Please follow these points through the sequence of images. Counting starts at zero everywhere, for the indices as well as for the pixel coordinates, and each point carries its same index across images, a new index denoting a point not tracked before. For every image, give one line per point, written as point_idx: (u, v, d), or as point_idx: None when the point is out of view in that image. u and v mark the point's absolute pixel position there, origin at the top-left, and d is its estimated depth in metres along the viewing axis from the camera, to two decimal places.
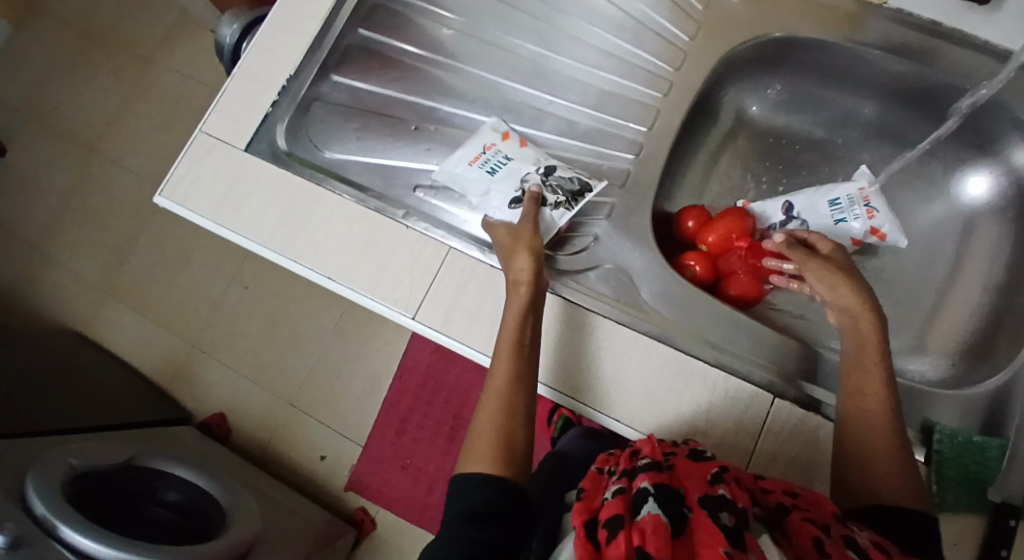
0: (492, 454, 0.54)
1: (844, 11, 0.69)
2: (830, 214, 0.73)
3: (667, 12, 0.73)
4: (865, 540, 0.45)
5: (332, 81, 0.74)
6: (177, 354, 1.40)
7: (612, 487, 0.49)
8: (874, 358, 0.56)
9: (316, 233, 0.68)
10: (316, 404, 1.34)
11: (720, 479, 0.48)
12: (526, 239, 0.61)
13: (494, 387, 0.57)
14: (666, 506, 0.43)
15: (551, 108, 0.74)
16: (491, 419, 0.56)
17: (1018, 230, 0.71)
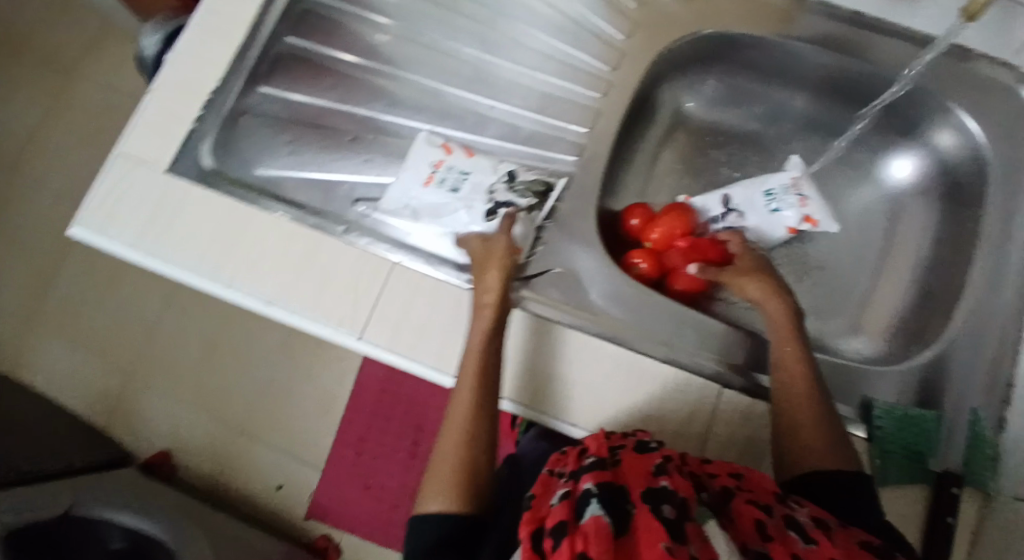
0: (449, 491, 0.56)
1: (777, 9, 0.70)
2: (766, 205, 0.77)
3: (603, 12, 0.72)
4: (801, 517, 0.48)
5: (260, 93, 0.71)
6: (115, 389, 1.31)
7: (559, 490, 0.49)
8: (788, 335, 0.61)
9: (250, 256, 0.65)
10: (270, 430, 1.28)
11: (663, 470, 0.49)
12: (498, 257, 0.61)
13: (457, 418, 0.58)
14: (610, 507, 0.43)
15: (493, 112, 0.72)
16: (452, 453, 0.58)
17: (939, 211, 0.74)
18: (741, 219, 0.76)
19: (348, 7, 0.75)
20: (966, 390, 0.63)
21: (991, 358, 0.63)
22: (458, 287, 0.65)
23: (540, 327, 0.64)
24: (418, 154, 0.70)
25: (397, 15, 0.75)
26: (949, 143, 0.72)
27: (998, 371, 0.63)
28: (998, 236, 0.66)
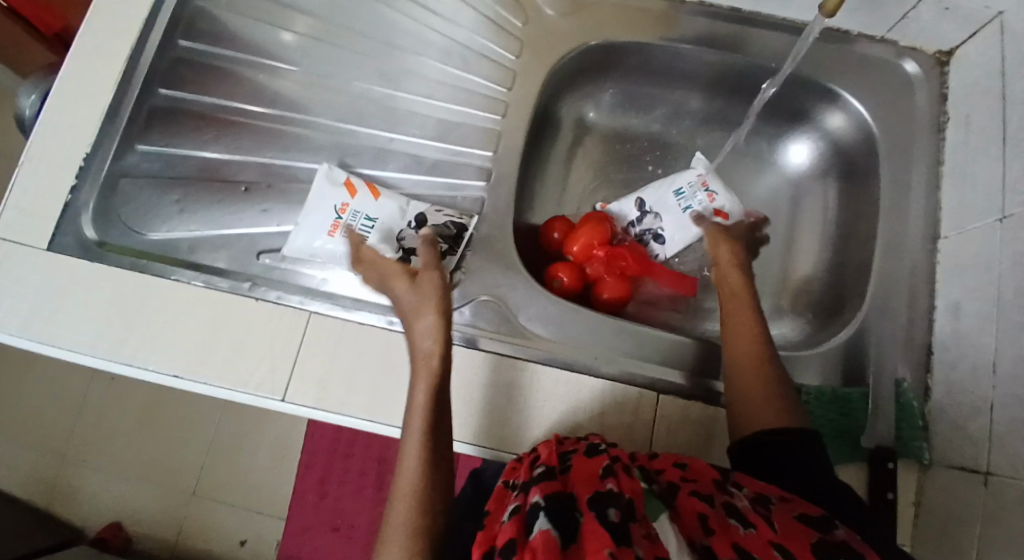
0: (408, 555, 0.43)
1: (654, 13, 0.72)
2: (676, 205, 0.76)
3: (488, 33, 0.72)
4: (744, 503, 0.45)
5: (139, 152, 0.68)
6: (44, 474, 1.20)
7: (509, 506, 0.44)
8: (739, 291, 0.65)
9: (152, 326, 0.61)
10: (225, 486, 1.20)
11: (611, 471, 0.44)
12: (435, 298, 0.55)
13: (405, 468, 0.48)
14: (557, 517, 0.38)
15: (392, 144, 0.71)
16: (406, 511, 0.45)
17: (839, 189, 0.77)
18: (657, 222, 0.76)
19: (227, 54, 0.72)
20: (889, 360, 0.64)
21: (905, 326, 0.65)
22: (381, 328, 0.63)
23: (469, 358, 0.62)
24: (319, 198, 0.66)
25: (281, 56, 0.73)
26: (839, 125, 0.75)
27: (913, 337, 0.64)
28: (895, 210, 0.68)
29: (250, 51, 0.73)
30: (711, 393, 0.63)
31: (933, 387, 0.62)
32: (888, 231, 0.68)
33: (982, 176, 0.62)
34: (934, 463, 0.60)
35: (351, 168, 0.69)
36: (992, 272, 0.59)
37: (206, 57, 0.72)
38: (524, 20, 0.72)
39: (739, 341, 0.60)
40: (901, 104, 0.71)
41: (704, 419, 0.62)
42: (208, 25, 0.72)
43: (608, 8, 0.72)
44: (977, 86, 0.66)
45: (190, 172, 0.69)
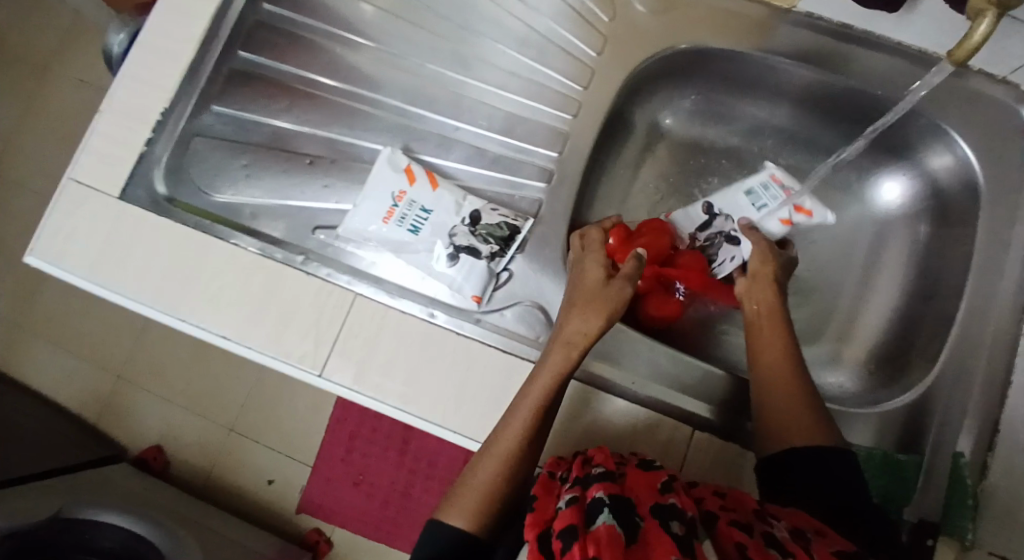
0: (475, 505, 0.49)
1: (756, 20, 0.66)
2: (749, 207, 0.71)
3: (572, 25, 0.69)
4: (783, 534, 0.44)
5: (213, 114, 0.69)
6: (107, 384, 1.29)
7: (565, 494, 0.47)
8: (767, 306, 0.63)
9: (207, 286, 0.63)
10: (260, 427, 1.25)
11: (670, 489, 0.46)
12: (606, 305, 0.56)
13: (507, 433, 0.52)
14: (620, 515, 0.41)
15: (458, 134, 0.69)
16: (493, 471, 0.51)
17: (925, 235, 0.71)
18: (727, 222, 0.71)
19: (308, 21, 0.72)
20: (950, 432, 0.59)
21: (977, 401, 0.59)
22: (422, 320, 0.62)
23: (507, 365, 0.61)
24: (378, 183, 0.66)
25: (359, 30, 0.72)
26: (940, 167, 0.68)
27: (985, 413, 0.59)
28: (986, 269, 0.63)
29: (330, 21, 0.72)
30: (749, 435, 0.61)
31: (993, 468, 0.57)
32: (975, 290, 0.62)
33: None
34: (978, 546, 0.54)
35: (414, 153, 0.69)
36: None
37: (286, 23, 0.72)
38: (611, 14, 0.68)
39: (765, 353, 0.60)
40: (1017, 148, 0.63)
41: (741, 464, 0.59)
42: None
43: (706, 10, 0.67)
44: None
45: (259, 138, 0.70)
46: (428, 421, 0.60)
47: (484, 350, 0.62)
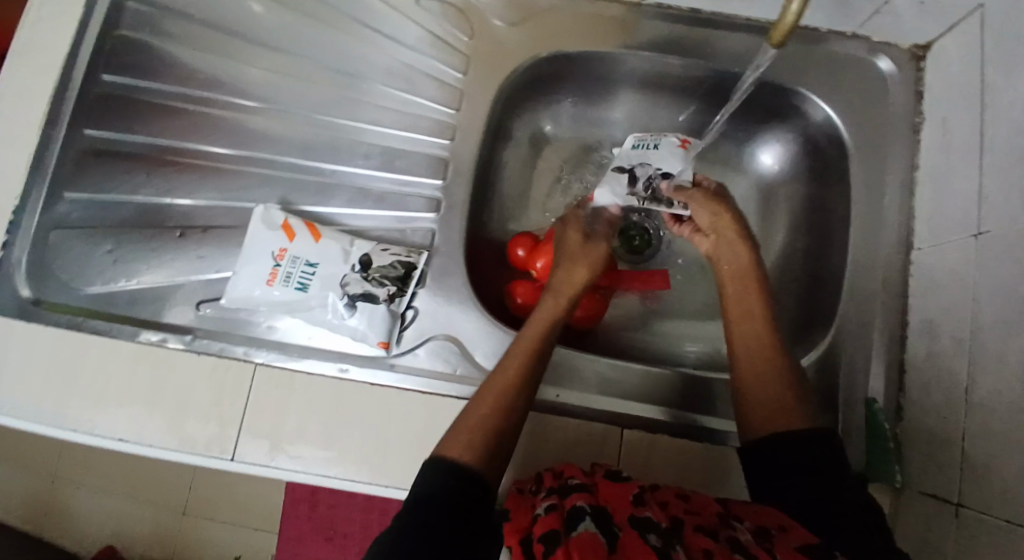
0: (473, 440, 0.48)
1: (611, 18, 0.67)
2: (649, 152, 0.67)
3: (434, 49, 0.68)
4: (747, 537, 0.43)
5: (68, 201, 0.65)
6: (38, 491, 1.20)
7: (542, 502, 0.47)
8: (749, 276, 0.59)
9: (94, 389, 0.60)
10: (213, 501, 1.19)
11: (642, 501, 0.46)
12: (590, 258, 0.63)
13: (502, 374, 0.53)
14: (600, 523, 0.42)
15: (337, 177, 0.67)
16: (490, 407, 0.50)
17: (808, 191, 0.72)
18: (650, 167, 0.66)
19: (161, 88, 0.69)
20: (865, 381, 0.61)
21: (880, 346, 0.62)
22: (333, 376, 0.60)
23: (426, 406, 0.59)
24: (256, 244, 0.63)
25: (217, 87, 0.69)
26: (809, 129, 0.70)
27: (887, 356, 0.62)
28: (866, 219, 0.65)
29: (184, 83, 0.69)
30: (680, 426, 0.62)
31: (906, 408, 0.60)
32: (860, 242, 0.64)
33: (957, 184, 0.58)
34: (908, 486, 0.57)
35: (293, 207, 0.66)
36: (967, 290, 0.55)
37: (133, 92, 0.68)
38: (470, 33, 0.68)
39: (749, 338, 0.56)
40: (874, 102, 0.67)
41: (675, 456, 0.60)
42: (133, 57, 0.69)
43: (562, 16, 0.67)
44: (952, 84, 0.61)
45: (124, 218, 0.66)
46: (355, 481, 0.58)
47: (400, 395, 0.59)
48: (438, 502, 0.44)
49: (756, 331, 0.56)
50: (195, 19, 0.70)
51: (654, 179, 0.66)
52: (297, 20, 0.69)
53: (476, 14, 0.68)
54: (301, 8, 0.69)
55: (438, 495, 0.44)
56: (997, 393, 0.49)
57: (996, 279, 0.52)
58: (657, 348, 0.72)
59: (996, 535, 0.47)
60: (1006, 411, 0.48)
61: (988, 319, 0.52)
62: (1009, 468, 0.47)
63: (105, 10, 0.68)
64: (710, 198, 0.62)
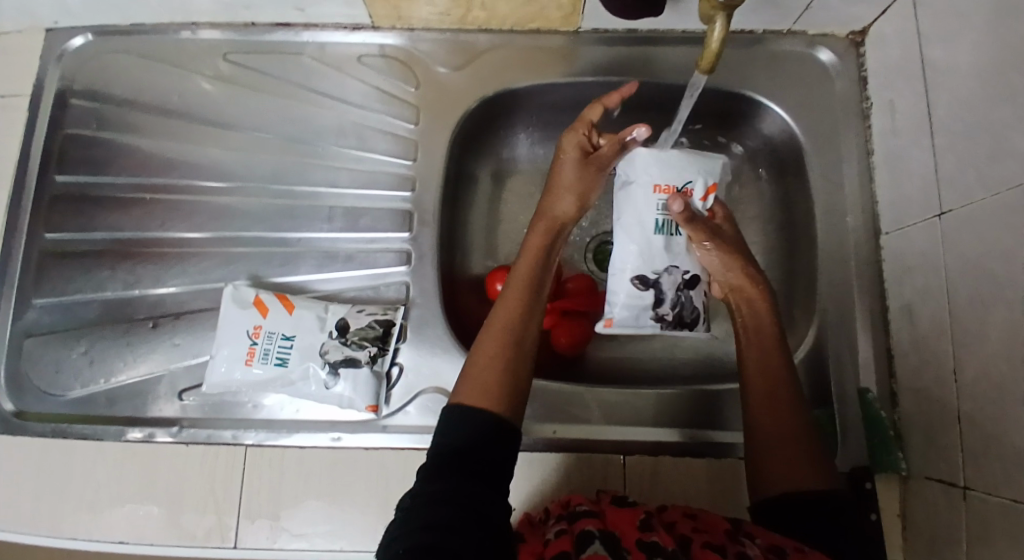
0: (486, 385, 0.48)
1: (552, 49, 0.68)
2: (675, 237, 0.61)
3: (382, 103, 0.68)
4: (756, 552, 0.42)
5: (36, 307, 0.66)
6: None
7: (550, 528, 0.46)
8: (772, 339, 0.56)
9: (87, 494, 0.60)
10: None
11: (651, 523, 0.44)
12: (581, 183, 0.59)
13: (503, 311, 0.52)
14: (610, 546, 0.41)
15: (303, 243, 0.67)
16: (497, 346, 0.50)
17: (772, 187, 0.73)
18: (677, 274, 0.61)
19: (115, 180, 0.69)
20: (855, 370, 0.62)
21: (864, 335, 0.62)
22: (328, 447, 0.60)
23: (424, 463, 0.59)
24: (229, 327, 0.62)
25: (169, 173, 0.69)
26: (761, 127, 0.71)
27: (872, 343, 0.62)
28: (830, 209, 0.66)
29: (135, 173, 0.69)
30: (681, 444, 0.61)
31: (900, 394, 0.60)
32: (828, 233, 0.65)
33: (913, 166, 0.59)
34: (913, 473, 0.57)
35: (261, 280, 0.66)
36: (940, 272, 0.55)
37: (87, 188, 0.69)
38: (416, 83, 0.68)
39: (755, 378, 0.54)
40: (821, 96, 0.67)
41: (678, 475, 0.60)
42: (82, 154, 0.69)
43: (503, 55, 0.68)
44: (893, 70, 0.62)
45: (90, 317, 0.66)
46: (361, 551, 0.57)
47: (395, 455, 0.59)
48: (464, 463, 0.44)
49: (761, 329, 0.57)
50: (140, 106, 0.69)
51: (681, 284, 0.61)
52: (241, 94, 0.69)
53: (418, 63, 0.69)
54: (245, 81, 0.69)
55: (463, 456, 0.44)
56: (984, 372, 0.49)
57: (966, 257, 0.52)
58: (650, 363, 0.72)
59: (1004, 515, 0.47)
60: (994, 389, 0.48)
61: (964, 299, 0.52)
62: (1007, 443, 0.47)
63: (51, 115, 0.69)
64: (727, 251, 0.59)
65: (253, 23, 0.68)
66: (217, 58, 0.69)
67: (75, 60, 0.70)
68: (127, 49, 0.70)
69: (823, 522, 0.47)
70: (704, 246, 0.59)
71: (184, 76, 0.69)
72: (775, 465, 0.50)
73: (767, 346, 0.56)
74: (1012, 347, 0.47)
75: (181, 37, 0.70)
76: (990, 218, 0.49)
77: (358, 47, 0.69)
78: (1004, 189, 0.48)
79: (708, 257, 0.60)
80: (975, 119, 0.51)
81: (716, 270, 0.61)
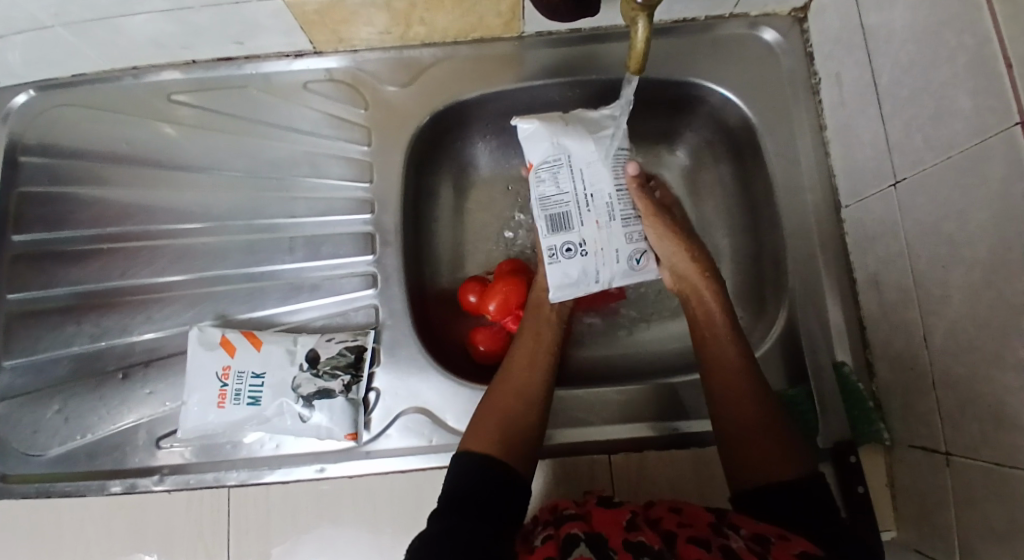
0: (490, 435, 0.52)
1: (496, 57, 0.68)
2: (568, 212, 0.57)
3: (332, 129, 0.68)
4: (740, 544, 0.43)
5: (7, 370, 0.65)
6: None
7: (537, 535, 0.46)
8: (723, 330, 0.57)
9: (76, 553, 0.59)
10: None
11: (636, 524, 0.45)
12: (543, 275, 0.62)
13: (511, 374, 0.56)
14: (596, 549, 0.41)
15: (268, 277, 0.67)
16: (503, 400, 0.54)
17: (731, 170, 0.73)
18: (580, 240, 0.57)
19: (75, 234, 0.68)
20: (829, 346, 0.62)
21: (834, 309, 0.63)
22: (313, 478, 0.60)
23: (410, 484, 0.59)
24: (198, 370, 0.62)
25: (128, 220, 0.68)
26: (714, 111, 0.71)
27: (844, 317, 0.62)
28: (788, 187, 0.66)
29: (93, 224, 0.68)
30: (665, 437, 0.61)
31: (876, 365, 0.60)
32: (789, 211, 0.65)
33: (864, 137, 0.59)
34: (896, 442, 0.58)
35: (229, 319, 0.66)
36: (900, 239, 0.55)
37: (47, 245, 0.68)
38: (364, 105, 0.68)
39: (715, 359, 0.56)
40: (769, 75, 0.67)
41: (663, 469, 0.60)
42: (39, 212, 0.69)
43: (448, 68, 0.68)
44: (835, 43, 0.61)
45: (62, 374, 0.65)
46: None
47: (379, 479, 0.59)
48: (469, 501, 0.47)
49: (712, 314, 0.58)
50: (91, 157, 0.69)
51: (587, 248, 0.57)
52: (191, 135, 0.69)
53: (364, 84, 0.68)
54: (196, 121, 0.69)
55: (466, 497, 0.48)
56: (952, 336, 0.49)
57: (923, 223, 0.51)
58: (629, 358, 0.72)
59: (987, 478, 0.47)
60: (963, 352, 0.48)
61: (925, 264, 0.51)
62: (981, 406, 0.47)
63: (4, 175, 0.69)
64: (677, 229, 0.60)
65: (194, 61, 0.68)
66: (163, 100, 0.69)
67: (21, 118, 0.69)
68: (73, 102, 0.69)
69: (804, 507, 0.47)
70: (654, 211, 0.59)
71: (133, 122, 0.69)
72: (750, 456, 0.50)
73: (717, 334, 0.57)
74: (976, 308, 0.46)
75: (123, 83, 0.69)
76: (941, 182, 0.49)
77: (303, 74, 0.68)
78: (953, 152, 0.47)
79: (658, 236, 0.59)
80: (918, 83, 0.51)
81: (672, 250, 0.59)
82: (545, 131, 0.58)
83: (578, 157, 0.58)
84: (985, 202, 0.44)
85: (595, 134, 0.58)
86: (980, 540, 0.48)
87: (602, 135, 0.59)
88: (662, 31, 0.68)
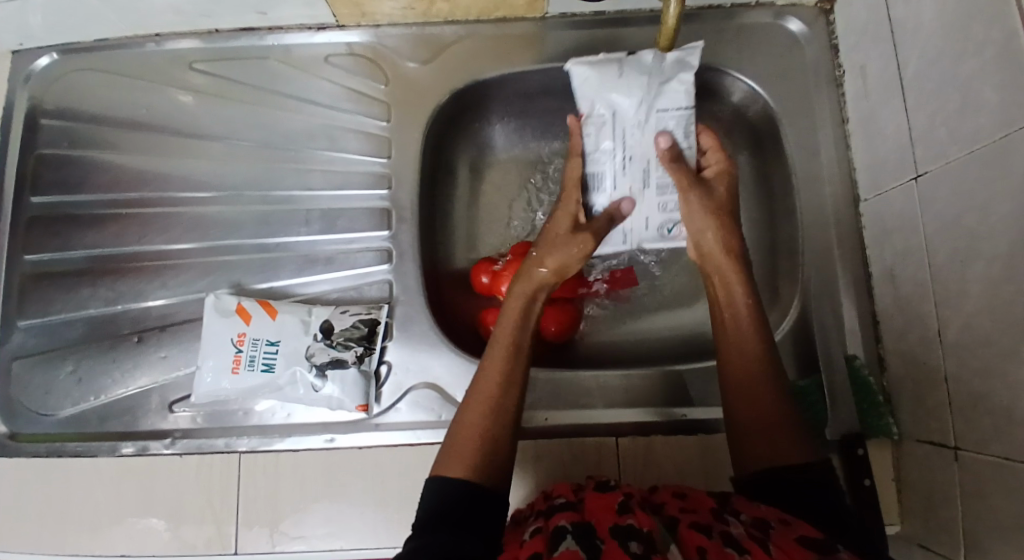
0: (466, 457, 0.47)
1: (519, 37, 0.67)
2: (607, 174, 0.61)
3: (352, 103, 0.68)
4: (740, 530, 0.42)
5: (22, 330, 0.66)
6: None
7: (529, 526, 0.47)
8: (744, 308, 0.55)
9: (86, 512, 0.60)
10: None
11: (628, 507, 0.45)
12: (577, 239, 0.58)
13: (486, 381, 0.51)
14: (582, 538, 0.41)
15: (283, 248, 0.67)
16: (478, 417, 0.49)
17: (750, 161, 0.73)
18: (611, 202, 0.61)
19: (92, 198, 0.69)
20: (842, 338, 0.62)
21: (848, 302, 0.63)
22: (322, 449, 0.60)
23: (418, 459, 0.59)
24: (213, 337, 0.62)
25: (146, 186, 0.69)
26: (737, 100, 0.70)
27: (857, 310, 0.62)
28: (807, 179, 0.66)
29: (111, 189, 0.69)
30: (675, 422, 0.61)
31: (887, 358, 0.60)
32: (807, 203, 0.65)
33: (887, 129, 0.58)
34: (905, 437, 0.58)
35: (244, 288, 0.66)
36: (918, 233, 0.55)
37: (64, 208, 0.68)
38: (385, 80, 0.68)
39: (732, 340, 0.55)
40: (791, 66, 0.67)
41: (670, 455, 0.60)
42: (56, 176, 0.69)
43: (470, 46, 0.68)
44: (860, 35, 0.61)
45: (76, 336, 0.66)
46: (363, 549, 0.58)
47: (389, 452, 0.59)
48: (448, 516, 0.44)
49: (733, 297, 0.56)
50: (110, 122, 0.69)
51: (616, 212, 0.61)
52: (211, 103, 0.69)
53: (385, 59, 0.68)
54: (215, 90, 0.69)
55: (445, 512, 0.44)
56: (969, 332, 0.49)
57: (943, 217, 0.51)
58: (641, 343, 0.72)
59: (998, 474, 0.47)
60: (979, 348, 0.48)
61: (944, 259, 0.51)
62: (995, 402, 0.47)
63: (24, 137, 0.69)
64: (705, 204, 0.57)
65: (217, 30, 0.68)
66: (184, 68, 0.69)
67: (42, 81, 0.69)
68: (92, 66, 0.69)
69: (812, 492, 0.46)
70: (688, 183, 0.57)
71: (152, 89, 0.69)
72: (764, 440, 0.49)
73: (738, 325, 0.55)
74: (994, 303, 0.46)
75: (145, 49, 0.69)
76: (965, 176, 0.49)
77: (324, 48, 0.68)
78: (977, 145, 0.47)
79: (685, 209, 0.58)
80: (944, 75, 0.50)
81: (699, 227, 0.58)
82: (598, 81, 0.59)
83: (628, 115, 0.59)
84: (1009, 197, 0.44)
85: (655, 88, 0.58)
86: (987, 536, 0.48)
87: (662, 92, 0.58)
88: (687, 17, 0.67)
